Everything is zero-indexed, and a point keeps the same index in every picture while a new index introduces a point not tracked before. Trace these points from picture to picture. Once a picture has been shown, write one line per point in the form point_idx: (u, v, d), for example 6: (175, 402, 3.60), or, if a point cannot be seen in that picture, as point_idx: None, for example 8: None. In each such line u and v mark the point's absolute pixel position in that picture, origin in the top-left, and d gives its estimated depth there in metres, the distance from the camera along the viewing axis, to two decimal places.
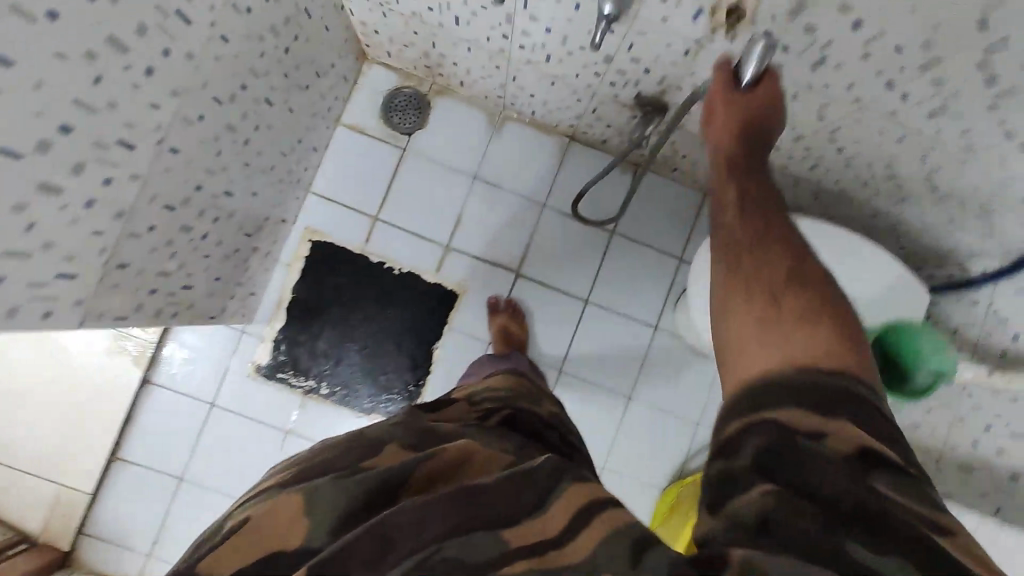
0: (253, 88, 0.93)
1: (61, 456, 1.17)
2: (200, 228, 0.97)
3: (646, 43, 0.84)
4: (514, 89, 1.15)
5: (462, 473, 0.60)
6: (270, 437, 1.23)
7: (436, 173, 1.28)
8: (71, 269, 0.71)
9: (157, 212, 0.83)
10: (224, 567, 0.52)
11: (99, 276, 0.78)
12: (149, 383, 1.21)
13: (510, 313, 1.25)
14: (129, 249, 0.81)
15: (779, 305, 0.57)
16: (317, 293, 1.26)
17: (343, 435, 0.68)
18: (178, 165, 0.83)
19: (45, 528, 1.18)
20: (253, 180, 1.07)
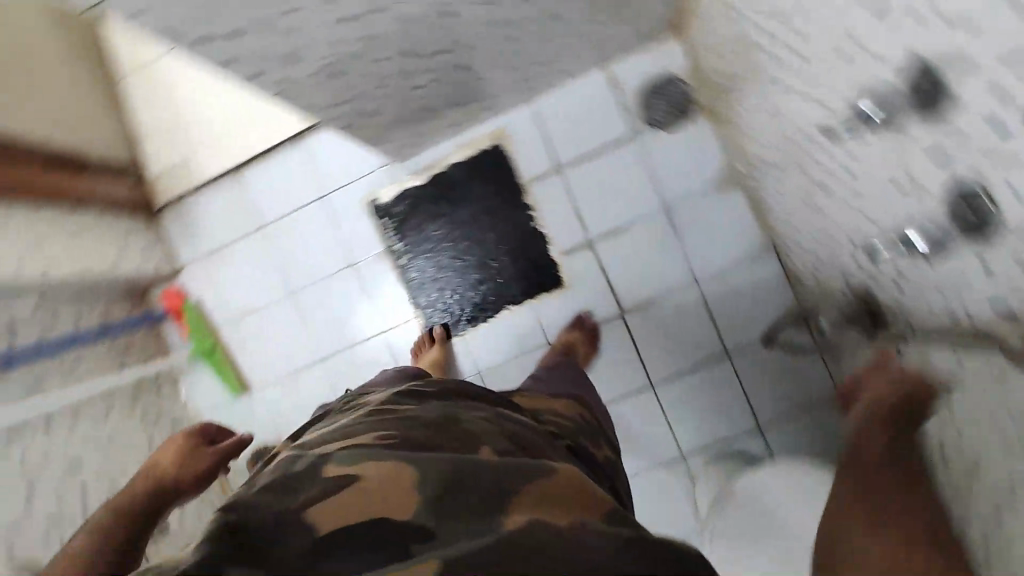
0: (557, 2, 0.83)
1: (206, 141, 1.31)
2: (416, 79, 0.90)
3: (924, 283, 0.73)
4: (769, 173, 1.06)
5: (556, 489, 0.45)
6: (336, 258, 1.32)
7: (638, 178, 1.23)
8: (298, 55, 0.68)
9: (395, 51, 0.77)
10: (320, 523, 0.42)
11: (310, 72, 0.73)
12: (297, 142, 1.30)
13: (586, 333, 1.25)
14: (352, 66, 0.76)
15: None
16: (463, 185, 1.27)
17: (420, 403, 0.60)
18: (441, 27, 0.75)
19: (154, 178, 1.35)
20: (491, 66, 0.99)
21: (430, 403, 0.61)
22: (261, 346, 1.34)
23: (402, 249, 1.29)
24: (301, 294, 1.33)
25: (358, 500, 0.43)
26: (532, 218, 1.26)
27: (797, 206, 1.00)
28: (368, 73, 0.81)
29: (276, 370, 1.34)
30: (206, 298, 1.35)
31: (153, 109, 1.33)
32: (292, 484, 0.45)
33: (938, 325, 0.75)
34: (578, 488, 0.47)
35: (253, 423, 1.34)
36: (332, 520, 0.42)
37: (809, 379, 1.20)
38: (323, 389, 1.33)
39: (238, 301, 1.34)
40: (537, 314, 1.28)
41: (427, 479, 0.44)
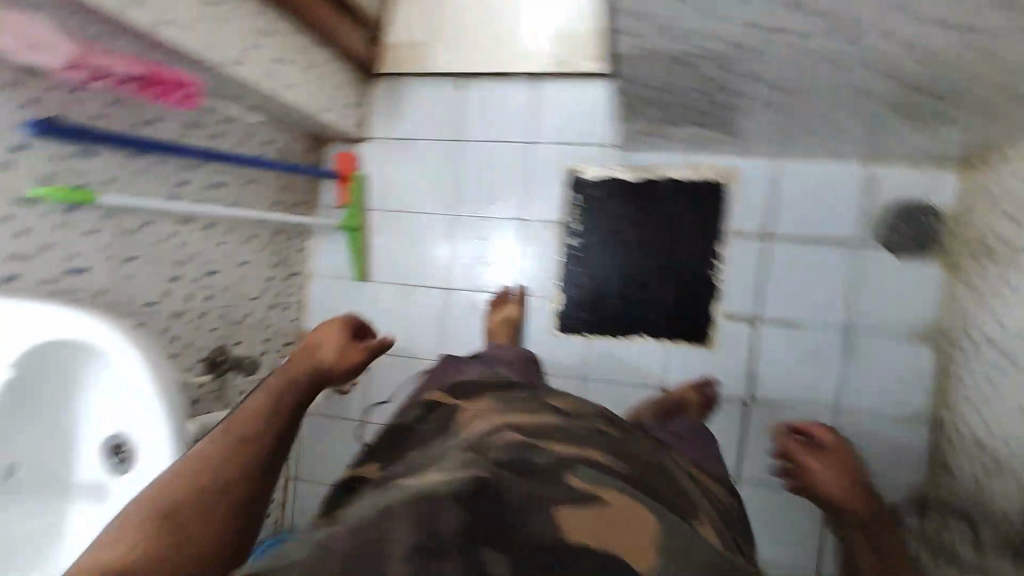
0: (907, 91, 0.76)
1: (456, 37, 1.29)
2: (716, 92, 0.84)
3: None
4: (986, 355, 0.97)
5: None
6: (512, 204, 1.30)
7: (839, 285, 1.15)
8: (673, 34, 0.63)
9: (736, 64, 0.71)
10: (563, 528, 0.45)
11: (660, 51, 0.69)
12: (535, 80, 1.27)
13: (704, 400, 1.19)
14: (692, 60, 0.71)
15: None
16: (667, 201, 1.21)
17: (622, 457, 0.64)
18: (795, 63, 0.69)
19: (388, 45, 1.33)
20: (779, 112, 0.92)
21: (629, 463, 0.64)
22: (400, 247, 1.35)
23: (575, 229, 1.26)
24: (460, 221, 1.32)
25: (598, 521, 0.46)
26: (713, 268, 1.20)
27: (1002, 406, 0.91)
28: (691, 69, 0.75)
29: (401, 274, 1.34)
30: (376, 177, 1.36)
31: None
32: (534, 482, 0.50)
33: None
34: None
35: (362, 310, 1.36)
36: (572, 531, 0.45)
37: None
38: (434, 314, 1.33)
39: (400, 195, 1.35)
40: (666, 357, 1.23)
41: (657, 538, 0.46)
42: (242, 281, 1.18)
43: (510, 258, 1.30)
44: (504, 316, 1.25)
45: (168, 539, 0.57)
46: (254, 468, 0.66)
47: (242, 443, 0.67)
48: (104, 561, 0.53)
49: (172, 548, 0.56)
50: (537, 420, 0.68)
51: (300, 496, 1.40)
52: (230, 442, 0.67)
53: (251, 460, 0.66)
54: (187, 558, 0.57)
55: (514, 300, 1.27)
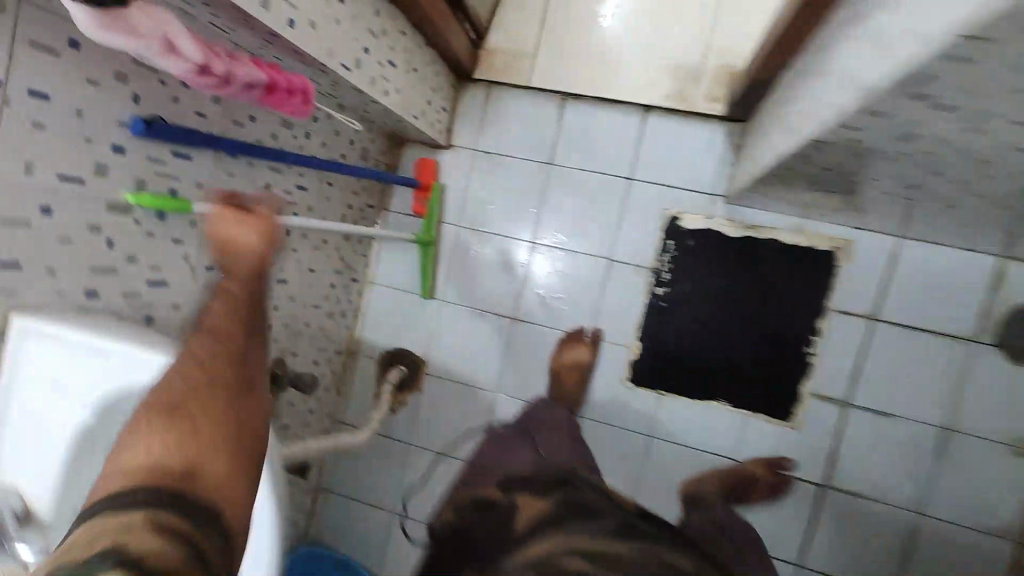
0: None
1: (565, 52, 1.20)
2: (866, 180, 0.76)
3: None
4: None
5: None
6: (598, 241, 1.21)
7: (945, 383, 1.07)
8: (878, 133, 0.55)
9: (916, 168, 0.63)
10: None
11: (843, 142, 0.61)
12: (643, 112, 1.18)
13: (774, 480, 1.12)
14: (870, 154, 0.63)
15: None
16: (771, 264, 1.13)
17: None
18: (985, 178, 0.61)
19: (490, 52, 1.24)
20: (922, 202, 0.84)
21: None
22: (470, 268, 1.27)
23: (665, 279, 1.18)
24: (538, 249, 1.24)
25: None
26: (808, 343, 1.12)
27: None
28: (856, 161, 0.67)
29: (467, 296, 1.27)
30: (456, 190, 1.27)
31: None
32: None
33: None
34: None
35: (423, 328, 1.29)
36: None
37: None
38: (496, 344, 1.26)
39: (478, 212, 1.26)
40: (741, 428, 1.16)
41: None
42: (305, 289, 1.11)
43: (588, 299, 1.22)
44: (576, 359, 1.19)
45: (182, 435, 0.55)
46: (240, 355, 0.62)
47: (218, 342, 0.61)
48: (128, 470, 0.52)
49: (190, 443, 0.54)
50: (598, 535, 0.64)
51: (327, 510, 1.34)
52: (201, 343, 0.61)
53: (230, 354, 0.61)
54: (214, 439, 0.56)
55: (588, 343, 1.20)
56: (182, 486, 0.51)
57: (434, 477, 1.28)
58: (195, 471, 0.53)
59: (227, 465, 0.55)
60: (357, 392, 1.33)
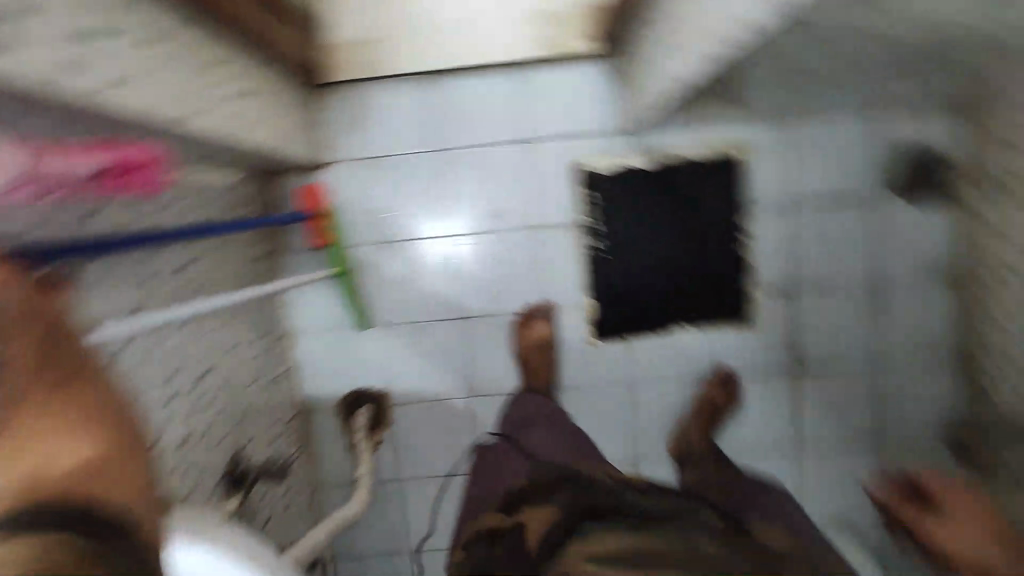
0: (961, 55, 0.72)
1: (413, 26, 1.10)
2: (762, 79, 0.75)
3: None
4: (1013, 291, 1.01)
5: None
6: (517, 213, 1.16)
7: (859, 239, 1.15)
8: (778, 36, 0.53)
9: None
10: None
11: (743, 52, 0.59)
12: (514, 68, 1.12)
13: (728, 391, 1.17)
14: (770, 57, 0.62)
15: None
16: (684, 183, 1.14)
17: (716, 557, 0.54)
18: None
19: (332, 49, 1.11)
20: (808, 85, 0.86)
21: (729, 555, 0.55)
22: (396, 282, 1.18)
23: (594, 229, 1.16)
24: (460, 239, 1.17)
25: None
26: (740, 245, 1.16)
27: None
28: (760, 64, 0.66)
29: (405, 312, 1.18)
30: (351, 208, 1.16)
31: None
32: None
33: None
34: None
35: (370, 360, 1.20)
36: None
37: None
38: (451, 348, 1.20)
39: (383, 222, 1.16)
40: (707, 344, 1.19)
41: None
42: (233, 371, 0.99)
43: (527, 274, 1.18)
44: (540, 338, 1.15)
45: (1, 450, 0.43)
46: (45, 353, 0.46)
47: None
48: None
49: (20, 451, 0.43)
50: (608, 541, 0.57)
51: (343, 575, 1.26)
52: None
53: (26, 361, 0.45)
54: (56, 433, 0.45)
55: (546, 319, 1.16)
56: (30, 494, 0.41)
57: (441, 497, 1.23)
58: (40, 477, 0.42)
59: (81, 454, 0.45)
60: (326, 451, 1.23)
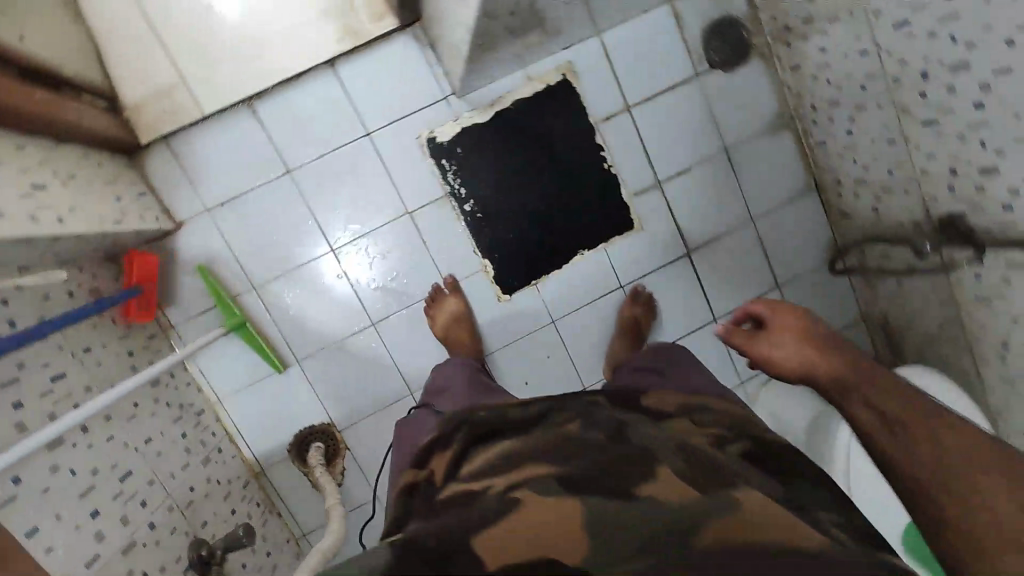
0: None
1: (213, 56, 1.05)
2: None
3: None
4: (842, 113, 1.12)
5: (945, 539, 0.52)
6: (388, 206, 1.16)
7: (702, 118, 1.24)
8: None
9: None
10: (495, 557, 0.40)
11: None
12: (331, 67, 1.09)
13: (645, 306, 1.25)
14: None
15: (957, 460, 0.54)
16: (530, 122, 1.17)
17: (582, 431, 0.55)
18: None
19: (136, 105, 1.04)
20: None
21: (596, 427, 0.56)
22: (295, 315, 1.15)
23: (465, 195, 1.18)
24: (343, 250, 1.15)
25: (536, 534, 0.41)
26: (603, 160, 1.21)
27: (874, 140, 1.08)
28: None
29: (317, 340, 1.17)
30: (221, 259, 1.11)
31: (136, 13, 1.02)
32: (475, 523, 0.43)
33: (1014, 239, 0.89)
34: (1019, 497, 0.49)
35: (303, 399, 1.18)
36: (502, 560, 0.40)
37: (843, 301, 1.34)
38: (377, 356, 1.19)
39: (259, 262, 1.12)
40: (607, 261, 1.25)
41: (645, 518, 0.40)
42: (159, 460, 0.94)
43: (421, 259, 1.18)
44: (452, 313, 1.17)
45: None
46: None
47: None
48: None
49: None
50: (485, 453, 0.57)
51: None
52: None
53: None
54: None
55: (450, 292, 1.19)
56: None
57: None
58: None
59: None
60: (293, 501, 1.20)
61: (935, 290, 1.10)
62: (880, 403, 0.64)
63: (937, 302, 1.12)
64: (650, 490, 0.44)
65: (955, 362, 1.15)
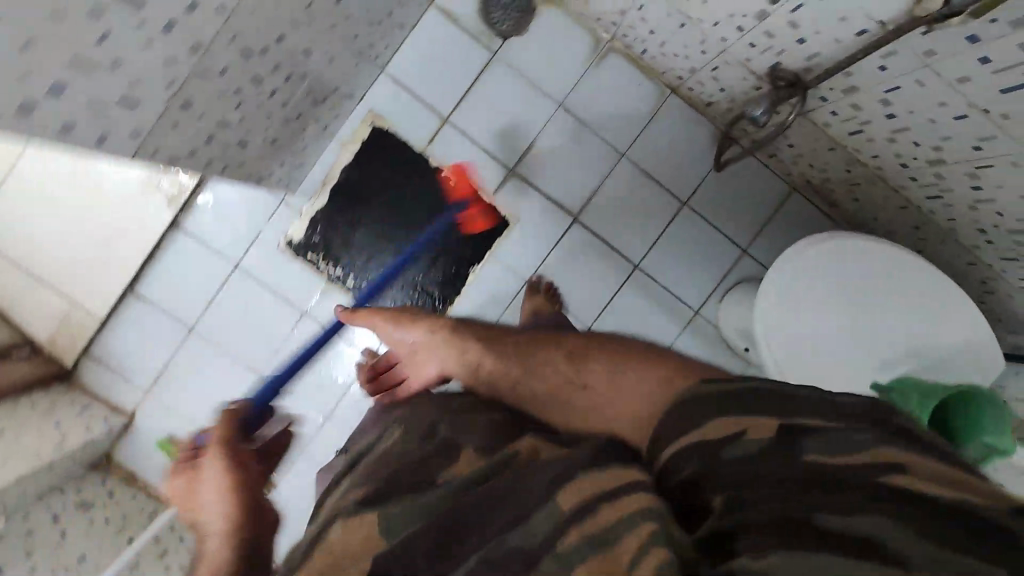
0: None
1: (78, 271, 1.16)
2: (270, 83, 0.81)
3: (814, 8, 0.72)
4: (634, 18, 1.05)
5: (571, 411, 0.68)
6: (285, 314, 1.23)
7: (521, 88, 1.20)
8: (138, 96, 0.60)
9: (235, 55, 0.69)
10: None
11: (161, 112, 0.65)
12: (177, 228, 1.19)
13: (546, 293, 1.20)
14: (198, 90, 0.68)
15: (533, 350, 0.79)
16: (365, 181, 1.20)
17: (406, 426, 0.73)
18: (267, 7, 0.69)
19: (49, 340, 1.19)
20: (334, 46, 0.92)
21: (420, 417, 0.73)
22: None
23: (343, 273, 1.22)
24: (268, 371, 1.24)
25: (354, 530, 0.55)
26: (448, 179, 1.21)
27: (671, 28, 1.00)
28: (223, 92, 0.73)
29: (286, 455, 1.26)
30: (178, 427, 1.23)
31: (8, 268, 1.15)
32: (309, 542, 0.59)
33: (826, 65, 0.80)
34: (572, 361, 0.73)
35: (298, 510, 1.26)
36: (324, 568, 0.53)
37: (759, 184, 1.23)
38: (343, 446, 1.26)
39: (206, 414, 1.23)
40: (502, 265, 1.24)
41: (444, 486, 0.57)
42: None
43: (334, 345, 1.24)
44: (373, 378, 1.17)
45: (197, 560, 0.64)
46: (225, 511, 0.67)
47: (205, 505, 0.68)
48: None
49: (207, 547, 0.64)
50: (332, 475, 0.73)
51: None
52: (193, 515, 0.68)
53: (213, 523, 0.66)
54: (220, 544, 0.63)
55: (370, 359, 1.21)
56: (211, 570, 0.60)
57: None
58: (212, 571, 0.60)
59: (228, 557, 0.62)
60: None
61: (810, 136, 0.99)
62: (491, 337, 0.85)
63: (824, 150, 1.01)
64: (459, 465, 0.60)
65: (883, 197, 1.02)
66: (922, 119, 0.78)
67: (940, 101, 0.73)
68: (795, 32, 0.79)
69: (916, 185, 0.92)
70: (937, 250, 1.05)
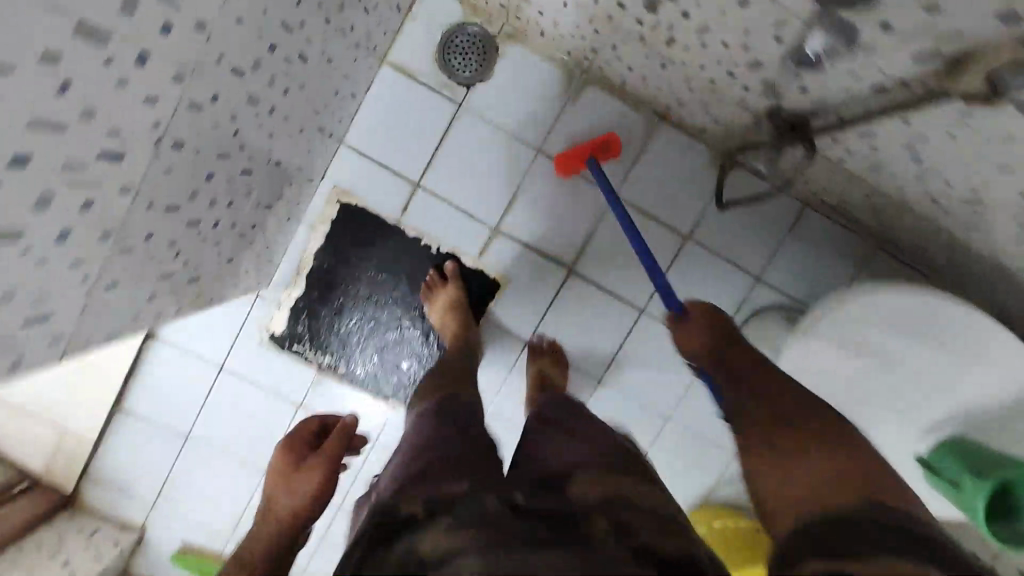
0: (282, 48, 0.67)
1: (59, 398, 1.11)
2: (210, 218, 0.73)
3: (814, 64, 0.62)
4: (608, 56, 0.94)
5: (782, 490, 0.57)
6: (280, 410, 1.17)
7: (494, 139, 1.09)
8: (46, 311, 0.52)
9: (156, 218, 0.61)
10: None
11: (81, 308, 0.57)
12: (154, 337, 1.12)
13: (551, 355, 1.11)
14: (121, 267, 0.60)
15: (781, 410, 0.64)
16: (341, 263, 1.11)
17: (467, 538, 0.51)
18: (182, 162, 0.60)
19: (48, 469, 1.15)
20: (277, 149, 0.83)
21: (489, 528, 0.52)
22: None
23: (333, 361, 1.15)
24: None
25: None
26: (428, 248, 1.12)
27: (650, 68, 0.89)
28: (152, 255, 0.65)
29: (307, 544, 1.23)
30: (192, 536, 1.20)
31: None
32: None
33: (832, 113, 0.69)
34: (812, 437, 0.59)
35: None
36: None
37: (766, 206, 1.12)
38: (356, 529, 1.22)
39: (217, 518, 1.20)
40: (499, 329, 1.16)
41: None
42: None
43: None
44: (444, 302, 1.08)
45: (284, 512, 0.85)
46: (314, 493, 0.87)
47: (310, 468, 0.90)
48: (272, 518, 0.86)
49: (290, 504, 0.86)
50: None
51: None
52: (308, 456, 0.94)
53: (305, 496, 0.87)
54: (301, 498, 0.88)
55: (450, 279, 1.11)
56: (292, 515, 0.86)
57: None
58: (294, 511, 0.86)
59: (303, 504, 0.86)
60: None
61: (820, 168, 0.88)
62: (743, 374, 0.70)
63: (834, 179, 0.90)
64: None
65: (910, 222, 0.91)
66: (950, 167, 0.67)
67: (974, 154, 0.62)
68: (795, 84, 0.68)
69: (949, 217, 0.81)
70: (977, 269, 0.94)
